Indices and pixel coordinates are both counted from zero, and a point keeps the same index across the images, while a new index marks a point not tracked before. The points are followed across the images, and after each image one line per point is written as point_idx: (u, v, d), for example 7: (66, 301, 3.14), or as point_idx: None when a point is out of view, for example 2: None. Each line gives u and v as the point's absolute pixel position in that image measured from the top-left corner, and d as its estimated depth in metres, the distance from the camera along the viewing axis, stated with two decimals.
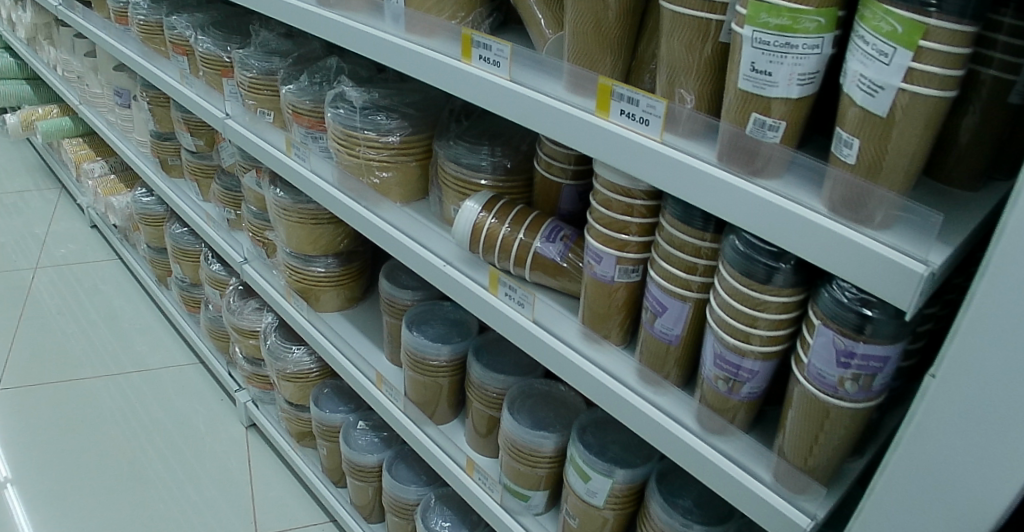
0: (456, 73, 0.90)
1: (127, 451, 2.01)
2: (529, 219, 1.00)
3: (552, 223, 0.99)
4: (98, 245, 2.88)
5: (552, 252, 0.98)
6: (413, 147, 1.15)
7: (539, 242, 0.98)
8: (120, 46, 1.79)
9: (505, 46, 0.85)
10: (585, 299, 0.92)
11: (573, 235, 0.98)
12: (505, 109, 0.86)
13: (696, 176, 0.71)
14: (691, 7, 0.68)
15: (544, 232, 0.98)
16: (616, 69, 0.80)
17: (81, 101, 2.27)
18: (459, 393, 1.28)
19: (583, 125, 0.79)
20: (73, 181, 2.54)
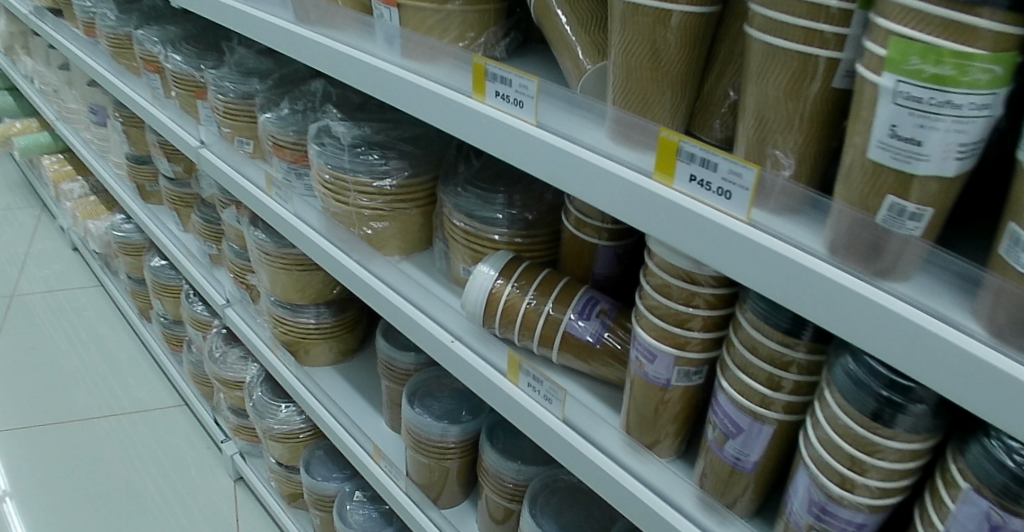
0: (461, 112, 0.71)
1: (103, 502, 1.82)
2: (558, 288, 0.81)
3: (585, 294, 0.80)
4: (82, 268, 2.70)
5: (586, 331, 0.79)
6: (413, 192, 0.96)
7: (570, 319, 0.80)
8: (90, 61, 1.61)
9: (531, 82, 0.64)
10: (628, 400, 0.73)
11: (611, 309, 0.80)
12: (531, 162, 0.67)
13: (797, 275, 0.52)
14: (792, 39, 0.49)
15: (576, 306, 0.80)
16: (679, 116, 0.61)
17: (57, 117, 2.09)
18: (471, 473, 1.09)
19: (636, 191, 0.59)
20: (53, 201, 2.37)
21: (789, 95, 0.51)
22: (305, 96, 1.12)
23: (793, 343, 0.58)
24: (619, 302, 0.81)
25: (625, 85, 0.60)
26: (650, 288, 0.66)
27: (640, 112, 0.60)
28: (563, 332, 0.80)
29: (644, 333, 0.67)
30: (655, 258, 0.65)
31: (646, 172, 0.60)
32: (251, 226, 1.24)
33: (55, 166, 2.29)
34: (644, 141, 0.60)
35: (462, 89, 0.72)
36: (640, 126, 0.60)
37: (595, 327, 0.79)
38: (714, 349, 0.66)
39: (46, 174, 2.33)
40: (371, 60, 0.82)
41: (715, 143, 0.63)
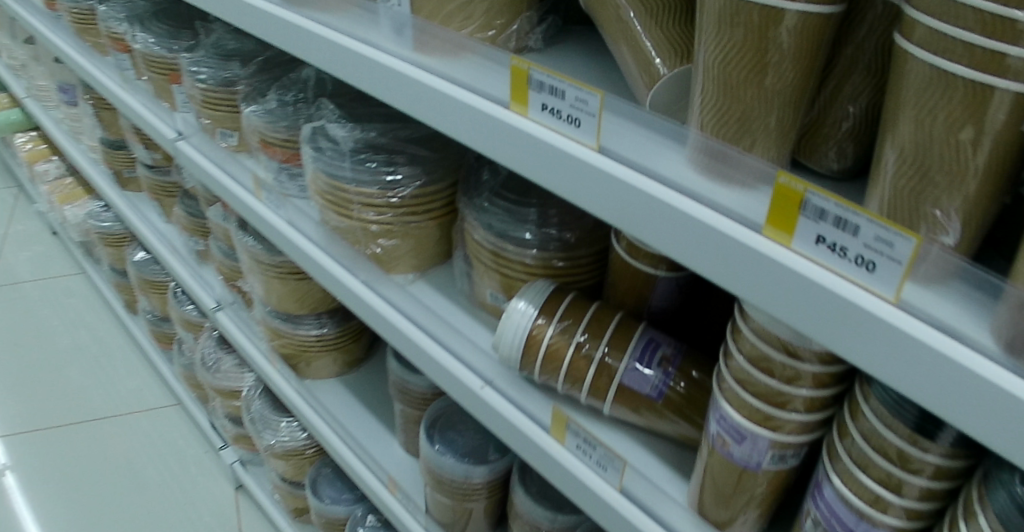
0: (493, 126, 0.57)
1: (95, 509, 1.72)
2: (614, 327, 0.70)
3: (646, 336, 0.69)
4: (64, 253, 2.56)
5: (647, 382, 0.69)
6: (429, 203, 0.85)
7: (627, 367, 0.69)
8: (54, 37, 1.45)
9: (593, 95, 0.51)
10: (702, 473, 0.62)
11: (674, 355, 0.70)
12: (591, 198, 0.54)
13: (957, 376, 0.39)
14: (969, 63, 0.36)
15: (635, 351, 0.69)
16: (780, 142, 0.47)
17: (26, 95, 1.93)
18: (498, 510, 0.98)
19: (732, 248, 0.47)
20: (29, 183, 2.22)
21: (952, 131, 0.37)
22: (295, 85, 0.98)
23: (927, 446, 0.46)
24: (681, 344, 0.71)
25: (714, 104, 0.47)
26: (741, 360, 0.54)
27: (733, 140, 0.47)
28: (618, 382, 0.69)
29: (729, 408, 0.56)
30: (749, 321, 0.53)
31: (749, 220, 0.47)
32: (241, 231, 1.12)
33: (28, 146, 2.13)
34: (742, 177, 0.47)
35: (492, 97, 0.58)
36: (735, 156, 0.47)
37: (657, 378, 0.69)
38: (814, 431, 0.55)
39: (18, 154, 2.17)
40: (368, 51, 0.67)
41: (826, 174, 0.50)
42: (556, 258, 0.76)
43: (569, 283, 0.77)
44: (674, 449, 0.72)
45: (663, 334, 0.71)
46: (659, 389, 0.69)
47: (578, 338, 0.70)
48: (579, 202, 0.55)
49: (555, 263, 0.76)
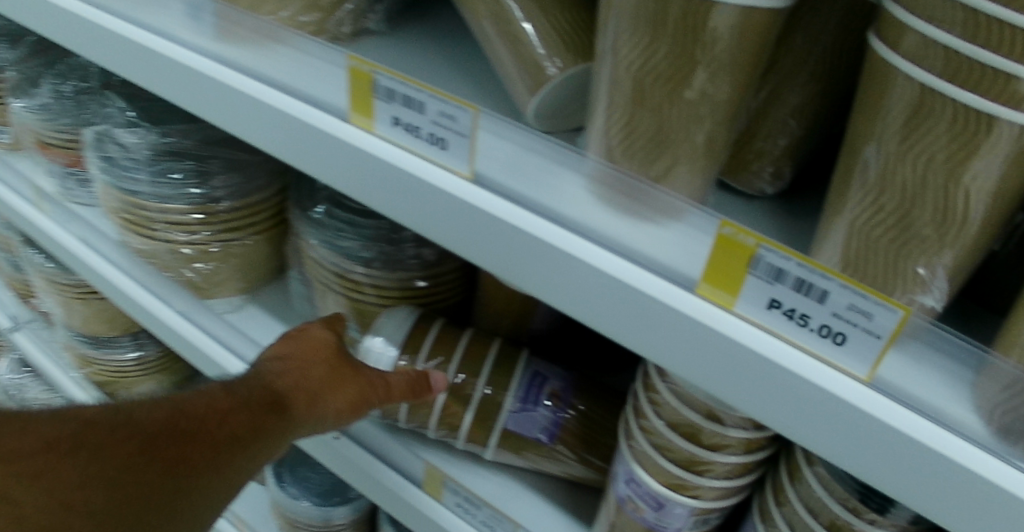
0: (333, 148, 0.46)
1: None
2: (494, 358, 0.60)
3: (528, 370, 0.60)
4: None
5: (535, 424, 0.60)
6: (255, 217, 0.71)
7: (511, 409, 0.59)
8: None
9: (463, 109, 0.38)
10: (608, 531, 0.55)
11: (564, 389, 0.61)
12: (470, 240, 0.43)
13: (933, 474, 0.32)
14: (959, 80, 0.26)
15: (518, 389, 0.60)
16: (707, 165, 0.36)
17: None
18: None
19: (658, 310, 0.37)
20: None
21: (949, 172, 0.28)
22: (73, 72, 0.82)
23: (874, 517, 0.38)
24: (571, 372, 0.62)
25: (622, 117, 0.35)
26: (657, 423, 0.46)
27: (646, 166, 0.36)
28: (502, 426, 0.60)
29: (641, 472, 0.48)
30: (665, 378, 0.46)
31: (672, 272, 0.37)
32: (25, 246, 0.95)
33: None
34: (658, 215, 0.37)
35: (329, 109, 0.47)
36: (646, 189, 0.36)
37: (545, 417, 0.60)
38: (741, 491, 0.48)
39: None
40: (167, 49, 0.54)
41: (758, 196, 0.41)
42: (418, 278, 0.63)
43: (435, 305, 0.65)
44: (565, 487, 0.65)
45: (550, 363, 0.62)
46: (549, 431, 0.60)
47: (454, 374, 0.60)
48: (457, 246, 0.44)
49: (418, 283, 0.63)
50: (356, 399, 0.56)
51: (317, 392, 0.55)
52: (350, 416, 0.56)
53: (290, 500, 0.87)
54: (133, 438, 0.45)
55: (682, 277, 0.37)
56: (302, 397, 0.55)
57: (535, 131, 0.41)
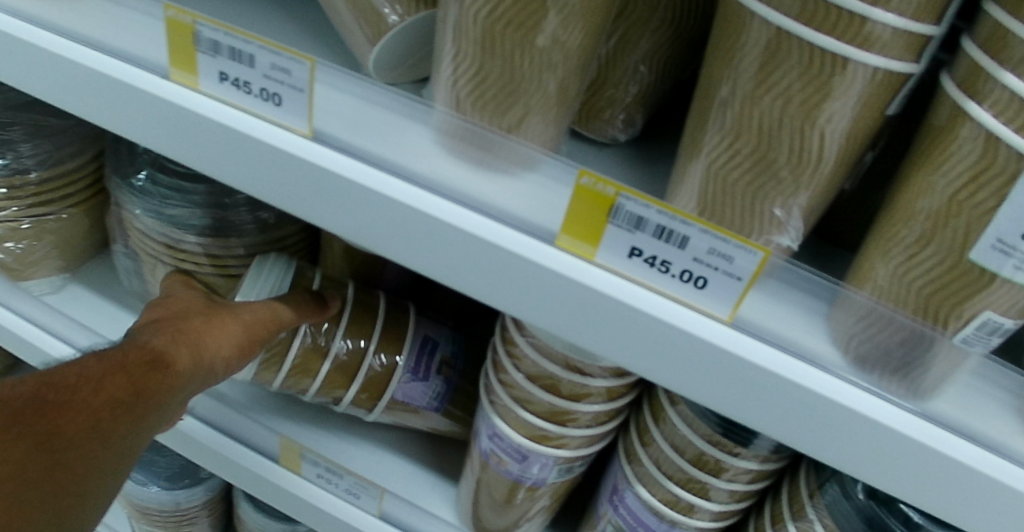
0: (145, 107, 0.40)
1: None
2: (384, 325, 0.57)
3: (420, 337, 0.57)
4: None
5: (425, 395, 0.58)
6: (73, 189, 0.62)
7: (401, 379, 0.57)
8: None
9: (301, 63, 0.34)
10: (475, 486, 0.55)
11: (453, 355, 0.59)
12: (312, 205, 0.38)
13: (789, 403, 0.33)
14: (812, 28, 0.27)
15: (412, 359, 0.57)
16: (560, 113, 0.35)
17: None
18: None
19: (515, 267, 0.35)
20: None
21: (806, 113, 0.28)
22: None
23: (738, 450, 0.41)
24: (456, 334, 0.61)
25: (472, 68, 0.32)
26: (518, 377, 0.46)
27: (497, 117, 0.34)
28: (390, 396, 0.58)
29: (503, 425, 0.48)
30: (523, 332, 0.45)
31: (529, 224, 0.35)
32: None
33: None
34: (513, 166, 0.35)
35: (138, 61, 0.40)
36: (502, 141, 0.34)
37: (434, 388, 0.58)
38: (602, 439, 0.49)
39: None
40: None
41: (610, 143, 0.40)
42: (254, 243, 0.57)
43: None
44: (435, 447, 0.65)
45: (436, 324, 0.60)
46: (437, 400, 0.59)
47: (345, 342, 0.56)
48: (291, 210, 0.39)
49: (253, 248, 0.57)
50: (244, 337, 0.46)
51: (203, 335, 0.44)
52: (240, 365, 0.47)
53: (137, 487, 0.79)
54: None
55: (541, 230, 0.35)
56: (184, 344, 0.43)
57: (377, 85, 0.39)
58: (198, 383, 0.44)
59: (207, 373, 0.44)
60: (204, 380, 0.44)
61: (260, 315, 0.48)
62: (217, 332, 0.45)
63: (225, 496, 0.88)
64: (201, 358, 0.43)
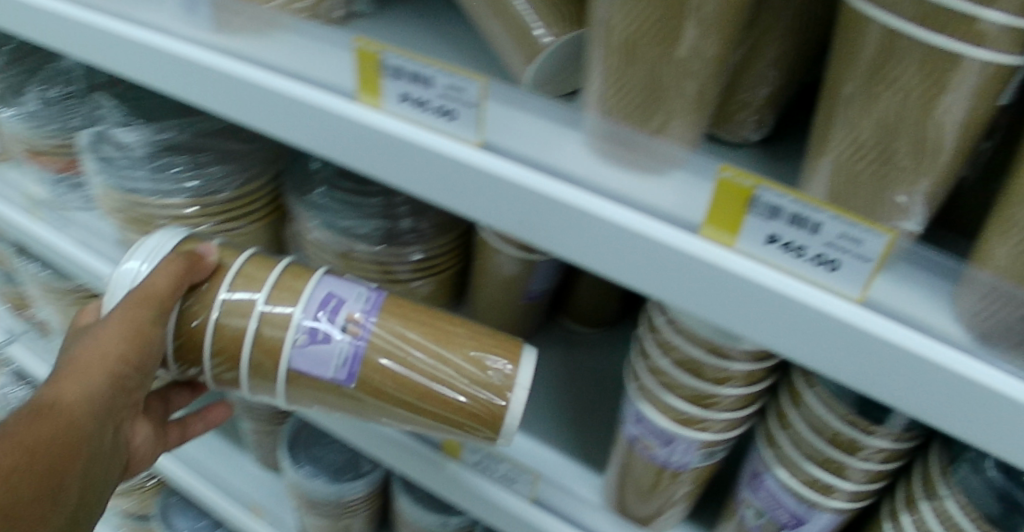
0: (331, 124, 0.46)
1: None
2: (278, 278, 0.51)
3: (315, 292, 0.50)
4: None
5: (330, 359, 0.48)
6: (251, 208, 0.68)
7: (295, 340, 0.48)
8: None
9: (469, 81, 0.40)
10: (619, 470, 0.56)
11: (365, 312, 0.49)
12: (484, 205, 0.44)
13: (917, 377, 0.36)
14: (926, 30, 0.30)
15: (300, 319, 0.49)
16: (699, 118, 0.39)
17: None
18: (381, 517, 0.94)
19: (661, 255, 0.39)
20: None
21: (924, 106, 0.31)
22: (58, 76, 0.82)
23: (873, 428, 0.42)
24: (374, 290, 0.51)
25: (619, 79, 0.38)
26: (664, 362, 0.47)
27: (643, 123, 0.38)
28: (286, 365, 0.49)
29: (647, 410, 0.49)
30: (667, 316, 0.46)
31: (671, 215, 0.40)
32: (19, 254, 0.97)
33: None
34: (659, 164, 0.40)
35: (332, 89, 0.47)
36: (649, 140, 0.38)
37: (341, 349, 0.48)
38: (744, 424, 0.49)
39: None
40: (158, 40, 0.53)
41: (743, 143, 0.44)
42: (414, 251, 0.62)
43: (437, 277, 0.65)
44: (578, 436, 0.66)
45: (352, 283, 0.51)
46: (347, 368, 0.48)
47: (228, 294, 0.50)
48: (461, 210, 0.45)
49: (412, 257, 0.62)
50: (133, 334, 0.48)
51: (91, 358, 0.49)
52: (145, 367, 0.50)
53: (307, 481, 0.82)
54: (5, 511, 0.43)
55: (684, 221, 0.39)
56: None
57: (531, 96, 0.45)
58: (99, 403, 0.49)
59: (104, 386, 0.49)
60: (109, 399, 0.49)
61: (130, 301, 0.49)
62: (110, 345, 0.48)
63: (383, 490, 0.90)
64: (88, 382, 0.49)
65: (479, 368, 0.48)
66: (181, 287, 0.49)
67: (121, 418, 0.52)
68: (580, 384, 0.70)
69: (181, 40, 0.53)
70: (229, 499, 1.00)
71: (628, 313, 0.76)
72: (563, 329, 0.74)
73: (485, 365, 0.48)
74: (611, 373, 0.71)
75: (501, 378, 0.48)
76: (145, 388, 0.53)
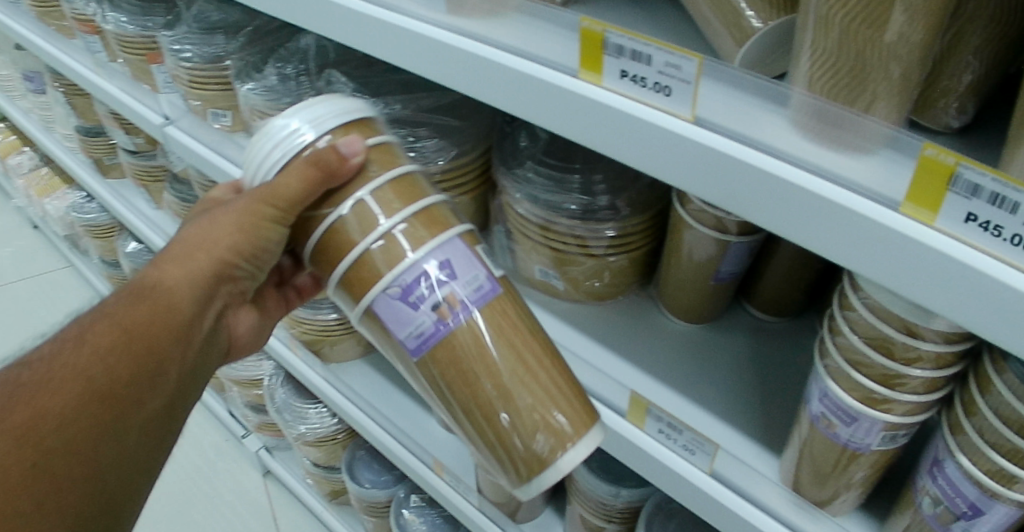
0: (551, 97, 0.52)
1: None
2: (414, 217, 0.51)
3: (433, 258, 0.49)
4: (42, 246, 2.39)
5: (406, 324, 0.50)
6: (465, 176, 0.79)
7: (387, 291, 0.49)
8: (70, 60, 1.45)
9: (690, 61, 0.45)
10: (799, 449, 0.57)
11: (464, 302, 0.49)
12: (691, 176, 0.48)
13: None
14: None
15: (404, 274, 0.49)
16: (904, 101, 0.41)
17: (41, 118, 1.99)
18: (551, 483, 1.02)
19: (862, 231, 0.41)
20: (29, 202, 2.26)
21: None
22: (294, 55, 0.95)
23: None
24: (489, 288, 0.51)
25: (829, 59, 0.41)
26: (853, 339, 0.48)
27: (849, 101, 0.41)
28: (368, 303, 0.51)
29: (833, 386, 0.51)
30: (860, 294, 0.47)
31: (875, 193, 0.41)
32: None
33: (37, 179, 2.18)
34: (865, 143, 0.42)
35: (559, 66, 0.53)
36: (854, 119, 0.41)
37: (421, 324, 0.49)
38: (931, 408, 0.49)
39: (18, 177, 2.27)
40: (403, 21, 0.61)
41: (945, 131, 0.45)
42: (607, 228, 0.69)
43: (628, 250, 0.72)
44: (749, 413, 0.67)
45: (468, 263, 0.50)
46: (416, 340, 0.50)
47: (366, 200, 0.51)
48: (668, 180, 0.49)
49: (606, 233, 0.69)
50: (236, 228, 0.58)
51: (206, 248, 0.59)
52: (252, 259, 0.60)
53: None
54: (60, 384, 0.51)
55: (887, 199, 0.41)
56: (128, 295, 0.57)
57: (739, 72, 0.47)
58: (200, 291, 0.59)
59: (206, 275, 0.59)
60: (208, 287, 0.60)
61: (256, 198, 0.54)
62: (225, 237, 0.58)
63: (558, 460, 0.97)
64: (192, 269, 0.59)
65: (537, 433, 0.50)
66: (315, 191, 0.51)
67: (220, 305, 0.62)
68: (752, 366, 0.71)
69: (415, 18, 0.61)
70: (416, 453, 1.11)
71: (815, 306, 0.75)
72: (750, 316, 0.76)
73: (547, 429, 0.50)
74: (787, 358, 0.72)
75: (551, 447, 0.50)
76: (246, 281, 0.63)
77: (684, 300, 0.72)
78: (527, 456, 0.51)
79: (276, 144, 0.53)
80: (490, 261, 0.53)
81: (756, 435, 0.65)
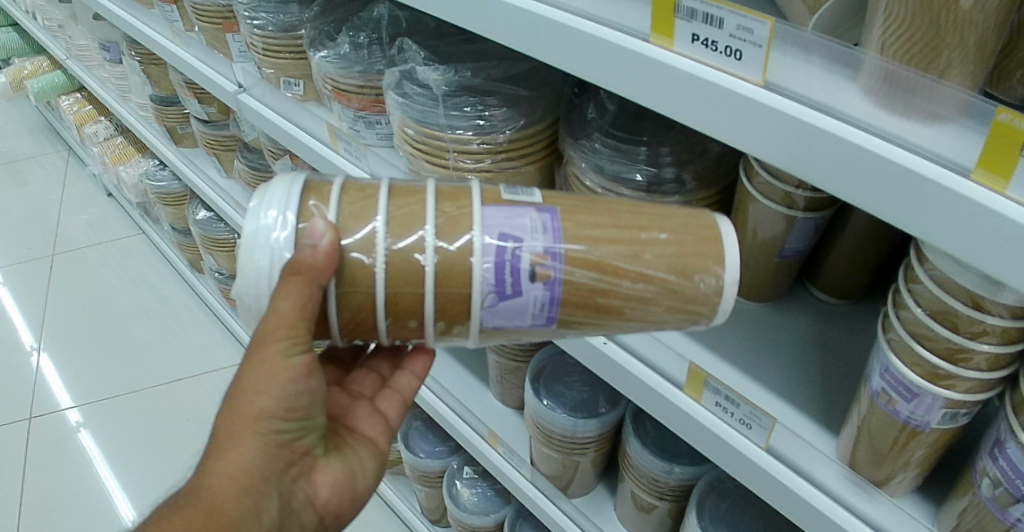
0: (624, 61, 0.54)
1: (176, 439, 1.75)
2: (432, 219, 0.52)
3: (493, 238, 0.51)
4: (116, 214, 2.50)
5: (525, 310, 0.52)
6: (532, 144, 0.80)
7: (482, 305, 0.52)
8: (147, 28, 1.51)
9: (764, 24, 0.46)
10: (857, 427, 0.57)
11: (551, 254, 0.51)
12: (763, 140, 0.48)
13: None
14: None
15: (486, 279, 0.51)
16: (978, 68, 0.41)
17: (118, 88, 2.07)
18: (604, 460, 1.03)
19: (935, 201, 0.41)
20: (103, 171, 2.36)
21: None
22: (367, 25, 0.98)
23: None
24: (549, 218, 0.52)
25: (905, 22, 0.41)
26: (917, 312, 0.48)
27: (925, 66, 0.41)
28: (479, 323, 0.53)
29: (896, 361, 0.50)
30: (926, 266, 0.47)
31: (950, 160, 0.41)
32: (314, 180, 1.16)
33: (109, 147, 2.28)
34: (941, 110, 0.42)
35: (631, 32, 0.54)
36: (929, 85, 0.41)
37: (536, 297, 0.51)
38: (995, 387, 0.48)
39: (93, 146, 2.36)
40: None
41: (1020, 103, 0.46)
42: (672, 201, 0.69)
43: None
44: (805, 389, 0.67)
45: (516, 214, 0.52)
46: (546, 314, 0.52)
47: (381, 234, 0.51)
48: (740, 146, 0.50)
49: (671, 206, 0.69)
50: (267, 388, 0.55)
51: (241, 420, 0.55)
52: (289, 416, 0.56)
53: (546, 409, 0.92)
54: None
55: (958, 164, 0.41)
56: (175, 505, 0.53)
57: (819, 40, 0.47)
58: (260, 463, 0.55)
59: (257, 449, 0.55)
60: (267, 456, 0.56)
61: (263, 342, 0.53)
62: (256, 401, 0.55)
63: (613, 436, 0.97)
64: (241, 446, 0.55)
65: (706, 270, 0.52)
66: (314, 287, 0.50)
67: (278, 490, 0.57)
68: (810, 344, 0.71)
69: None
70: (470, 424, 1.15)
71: (879, 290, 0.74)
72: (812, 298, 0.75)
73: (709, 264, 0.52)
74: (848, 339, 0.71)
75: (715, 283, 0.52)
76: (301, 438, 0.59)
77: (746, 277, 0.72)
78: (702, 299, 0.52)
79: (264, 280, 0.52)
80: (520, 196, 0.54)
81: (813, 412, 0.65)
